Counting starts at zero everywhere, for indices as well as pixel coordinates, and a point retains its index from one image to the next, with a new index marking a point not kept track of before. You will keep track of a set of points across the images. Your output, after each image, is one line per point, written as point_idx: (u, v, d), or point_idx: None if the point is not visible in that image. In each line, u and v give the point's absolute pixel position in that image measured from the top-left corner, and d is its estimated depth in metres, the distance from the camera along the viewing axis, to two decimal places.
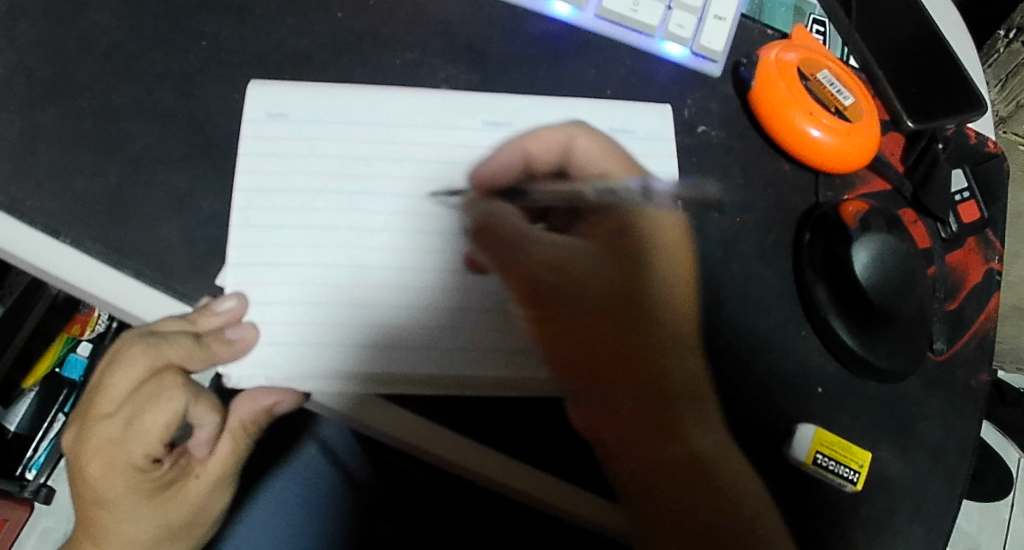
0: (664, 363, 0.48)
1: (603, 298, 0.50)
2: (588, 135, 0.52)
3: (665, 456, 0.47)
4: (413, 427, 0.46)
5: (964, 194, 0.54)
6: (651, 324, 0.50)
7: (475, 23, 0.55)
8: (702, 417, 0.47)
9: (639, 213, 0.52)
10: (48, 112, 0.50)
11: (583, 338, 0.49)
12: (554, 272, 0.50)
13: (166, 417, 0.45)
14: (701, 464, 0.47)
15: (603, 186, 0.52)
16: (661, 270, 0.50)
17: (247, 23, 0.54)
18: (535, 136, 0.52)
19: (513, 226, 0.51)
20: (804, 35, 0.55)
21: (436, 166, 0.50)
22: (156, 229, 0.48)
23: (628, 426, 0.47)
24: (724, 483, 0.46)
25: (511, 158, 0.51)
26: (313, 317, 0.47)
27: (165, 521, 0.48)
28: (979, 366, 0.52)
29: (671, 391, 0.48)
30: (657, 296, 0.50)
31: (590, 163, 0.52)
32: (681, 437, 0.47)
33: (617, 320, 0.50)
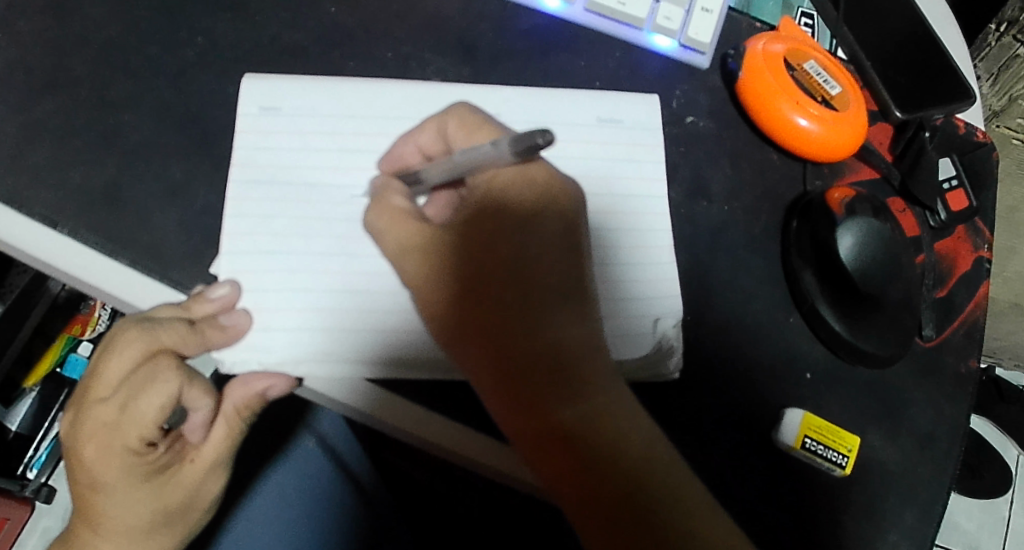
0: (525, 348, 0.41)
1: (470, 272, 0.42)
2: (457, 114, 0.47)
3: (542, 439, 0.40)
4: (405, 413, 0.47)
5: (952, 182, 0.54)
6: (501, 307, 0.41)
7: (465, 18, 0.56)
8: (605, 381, 0.41)
9: (494, 177, 0.43)
10: (47, 107, 0.51)
11: (462, 317, 0.42)
12: (426, 250, 0.43)
13: (162, 399, 0.45)
14: (586, 443, 0.40)
15: (466, 156, 0.44)
16: (524, 238, 0.42)
17: (242, 18, 0.55)
18: (419, 129, 0.48)
19: (390, 206, 0.45)
20: (792, 26, 0.56)
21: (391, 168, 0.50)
22: (151, 218, 0.49)
23: (513, 411, 0.41)
24: (620, 454, 0.40)
25: (413, 154, 0.49)
26: (305, 304, 0.47)
27: (161, 504, 0.49)
28: (968, 352, 0.52)
29: (531, 369, 0.40)
30: (528, 270, 0.41)
31: (463, 139, 0.46)
32: (547, 416, 0.40)
33: (475, 300, 0.42)
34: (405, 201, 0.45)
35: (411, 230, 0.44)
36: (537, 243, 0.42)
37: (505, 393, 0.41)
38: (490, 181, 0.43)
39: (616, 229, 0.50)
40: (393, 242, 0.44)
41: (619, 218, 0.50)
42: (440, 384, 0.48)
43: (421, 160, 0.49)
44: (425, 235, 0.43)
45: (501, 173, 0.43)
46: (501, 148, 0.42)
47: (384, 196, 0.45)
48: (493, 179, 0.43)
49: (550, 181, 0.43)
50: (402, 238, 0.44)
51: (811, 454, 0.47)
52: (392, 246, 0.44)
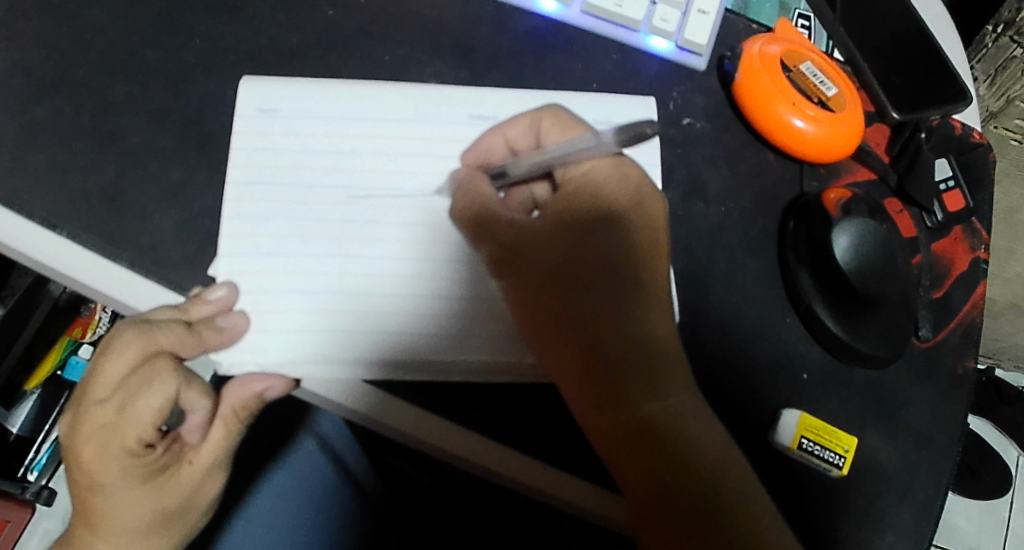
0: (609, 342, 0.43)
1: (561, 267, 0.45)
2: (553, 112, 0.49)
3: (621, 429, 0.42)
4: (402, 413, 0.47)
5: (949, 183, 0.54)
6: (586, 298, 0.44)
7: (463, 20, 0.56)
8: (682, 384, 0.43)
9: (590, 171, 0.47)
10: (46, 110, 0.51)
11: (552, 306, 0.44)
12: (516, 240, 0.46)
13: (159, 401, 0.46)
14: (659, 437, 0.42)
15: (568, 147, 0.47)
16: (617, 237, 0.45)
17: (240, 21, 0.55)
18: (511, 123, 0.50)
19: (478, 196, 0.47)
20: (788, 28, 0.56)
21: (474, 159, 0.51)
22: (150, 220, 0.49)
23: (592, 402, 0.43)
24: (693, 453, 0.42)
25: (500, 147, 0.50)
26: (304, 305, 0.47)
27: (160, 505, 0.49)
28: (965, 352, 0.52)
29: (619, 363, 0.43)
30: (617, 264, 0.45)
31: (559, 136, 0.49)
32: (627, 406, 0.42)
33: (563, 295, 0.44)
34: (490, 191, 0.47)
35: (508, 222, 0.46)
36: (631, 239, 0.45)
37: (585, 385, 0.43)
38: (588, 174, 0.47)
39: None
40: (485, 239, 0.47)
41: None
42: (439, 385, 0.47)
43: (507, 152, 0.50)
44: (516, 228, 0.46)
45: (599, 167, 0.47)
46: (608, 141, 0.46)
47: (473, 181, 0.48)
48: (587, 175, 0.47)
49: (621, 169, 0.47)
50: (488, 227, 0.46)
51: (809, 454, 0.47)
52: (484, 246, 0.47)
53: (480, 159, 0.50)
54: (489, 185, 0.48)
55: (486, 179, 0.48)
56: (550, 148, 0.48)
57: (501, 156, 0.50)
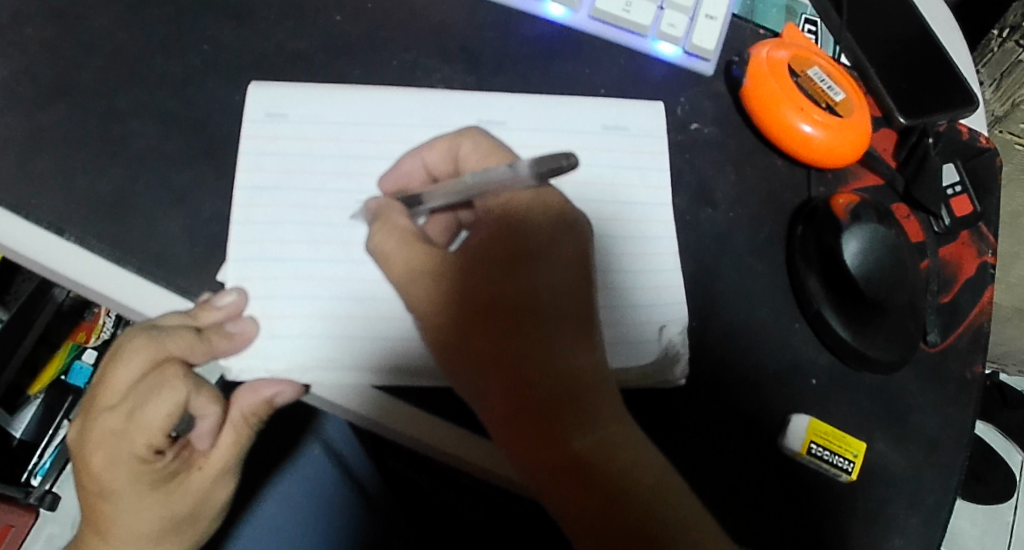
0: (534, 382, 0.41)
1: (485, 306, 0.42)
2: (472, 137, 0.47)
3: (552, 464, 0.40)
4: (411, 419, 0.47)
5: (956, 188, 0.54)
6: (513, 339, 0.41)
7: (469, 26, 0.56)
8: (612, 412, 0.41)
9: (509, 202, 0.44)
10: (52, 115, 0.51)
11: (482, 343, 0.42)
12: (435, 279, 0.43)
13: (169, 407, 0.45)
14: (596, 473, 0.40)
15: (482, 177, 0.45)
16: (534, 275, 0.42)
17: (247, 26, 0.55)
18: (428, 146, 0.48)
19: (396, 230, 0.45)
20: (795, 33, 0.56)
21: (393, 189, 0.50)
22: (158, 226, 0.49)
23: (528, 442, 0.41)
24: (628, 484, 0.40)
25: (417, 172, 0.49)
26: (313, 311, 0.47)
27: (169, 512, 0.48)
28: (973, 357, 0.52)
29: (546, 402, 0.40)
30: (536, 305, 0.41)
31: (476, 163, 0.47)
32: (559, 444, 0.40)
33: (488, 334, 0.42)
34: (409, 223, 0.45)
35: (417, 256, 0.43)
36: (551, 274, 0.42)
37: (519, 425, 0.41)
38: (507, 203, 0.44)
39: (618, 237, 0.50)
40: (416, 278, 0.43)
41: (625, 225, 0.50)
42: (447, 390, 0.48)
43: (425, 177, 0.49)
44: (430, 259, 0.43)
45: (519, 198, 0.44)
46: (522, 173, 0.43)
47: (385, 215, 0.45)
48: (507, 206, 0.44)
49: (544, 199, 0.44)
50: (405, 261, 0.44)
51: (818, 459, 0.47)
52: (418, 284, 0.43)
53: (399, 188, 0.49)
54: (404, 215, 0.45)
55: (400, 208, 0.46)
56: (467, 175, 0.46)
57: (420, 183, 0.49)
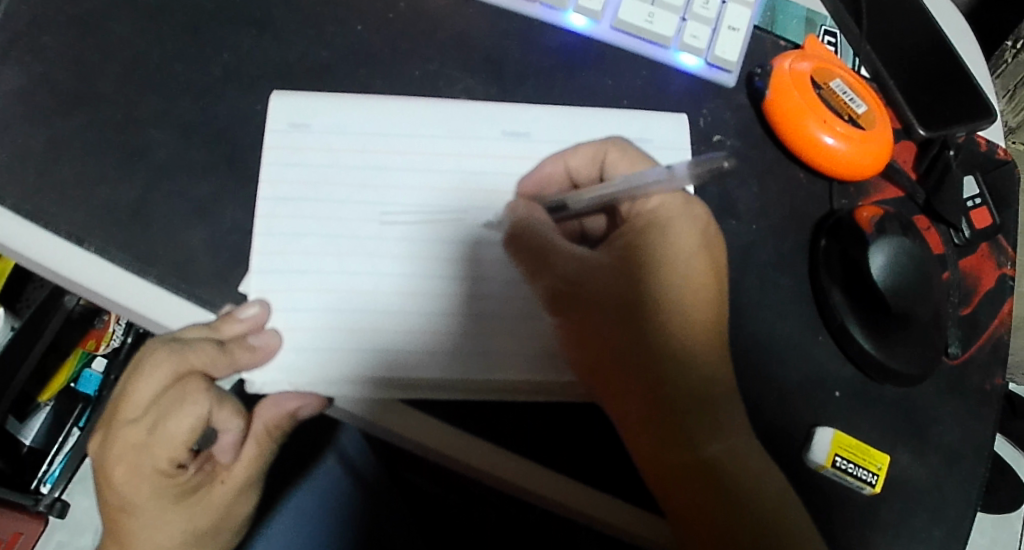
0: (670, 383, 0.44)
1: (628, 312, 0.46)
2: (620, 146, 0.49)
3: (676, 463, 0.44)
4: (436, 434, 0.46)
5: (976, 200, 0.54)
6: (652, 341, 0.45)
7: (492, 36, 0.56)
8: (739, 423, 0.45)
9: (658, 207, 0.48)
10: (71, 125, 0.51)
11: (618, 345, 0.45)
12: (579, 280, 0.47)
13: (192, 421, 0.45)
14: (724, 476, 0.44)
15: (632, 182, 0.48)
16: (678, 284, 0.46)
17: (268, 35, 0.55)
18: (575, 150, 0.50)
19: (541, 226, 0.48)
20: (816, 44, 0.56)
21: (530, 189, 0.51)
22: (180, 237, 0.49)
23: (659, 440, 0.44)
24: (744, 490, 0.43)
25: (559, 174, 0.51)
26: (337, 323, 0.47)
27: (192, 525, 0.48)
28: (994, 369, 0.52)
29: (683, 405, 0.44)
30: (678, 314, 0.45)
31: (624, 168, 0.49)
32: (688, 448, 0.44)
33: (626, 335, 0.45)
34: (552, 225, 0.48)
35: (565, 259, 0.47)
36: (691, 283, 0.46)
37: (646, 423, 0.44)
38: (656, 208, 0.48)
39: None
40: (544, 273, 0.47)
41: None
42: (469, 403, 0.47)
43: (566, 181, 0.51)
44: (580, 263, 0.47)
45: (668, 203, 0.48)
46: (681, 176, 0.46)
47: (529, 218, 0.48)
48: (655, 212, 0.48)
49: (692, 212, 0.47)
50: (548, 263, 0.47)
51: (842, 471, 0.47)
52: (542, 279, 0.47)
53: (537, 190, 0.51)
54: (549, 218, 0.49)
55: (543, 210, 0.49)
56: (614, 179, 0.49)
57: (559, 187, 0.51)
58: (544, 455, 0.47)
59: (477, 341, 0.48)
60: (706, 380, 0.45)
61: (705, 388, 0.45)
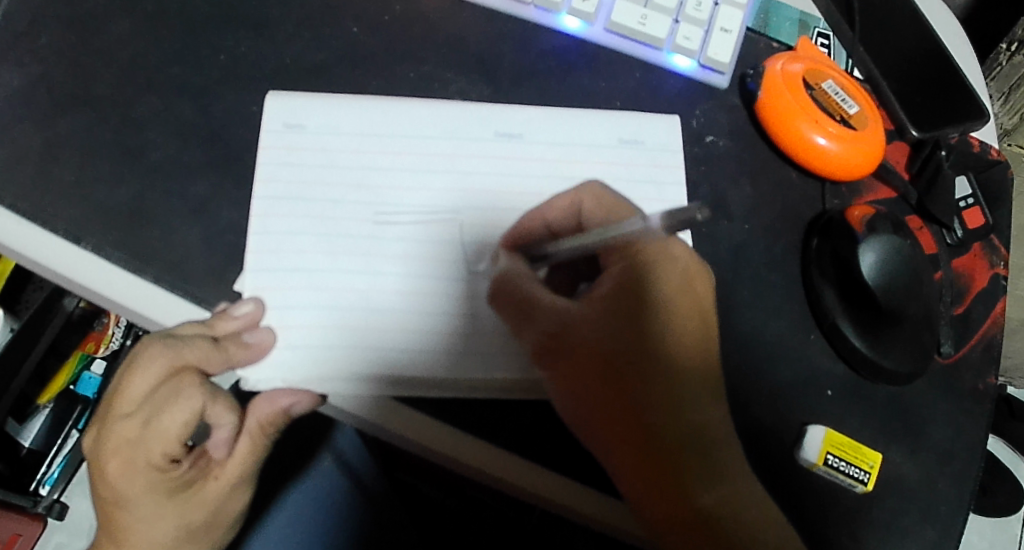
0: (660, 431, 0.44)
1: (611, 361, 0.45)
2: (595, 192, 0.48)
3: (668, 507, 0.43)
4: (429, 430, 0.47)
5: (969, 200, 0.55)
6: (637, 389, 0.44)
7: (486, 38, 0.57)
8: (740, 469, 0.44)
9: (641, 252, 0.46)
10: (67, 126, 0.51)
11: (608, 396, 0.45)
12: (562, 334, 0.46)
13: (186, 415, 0.45)
14: (724, 526, 0.43)
15: (610, 233, 0.46)
16: (664, 328, 0.45)
17: (265, 37, 0.55)
18: (550, 205, 0.48)
19: (522, 276, 0.47)
20: (808, 46, 0.57)
21: (510, 240, 0.49)
22: (176, 235, 0.49)
23: (651, 490, 0.43)
24: (748, 539, 0.43)
25: (540, 231, 0.49)
26: (332, 322, 0.47)
27: (185, 521, 0.48)
28: (987, 369, 0.52)
29: (678, 455, 0.43)
30: (665, 362, 0.45)
31: (602, 218, 0.48)
32: (681, 493, 0.43)
33: (610, 384, 0.45)
34: (533, 283, 0.47)
35: (549, 312, 0.46)
36: (677, 324, 0.45)
37: (643, 476, 0.44)
38: (639, 253, 0.46)
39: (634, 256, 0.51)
40: (531, 326, 0.46)
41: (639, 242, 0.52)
42: (463, 401, 0.47)
43: (545, 232, 0.49)
44: (567, 318, 0.46)
45: (650, 249, 0.46)
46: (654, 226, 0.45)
47: (514, 276, 0.47)
48: (637, 258, 0.46)
49: (674, 255, 0.46)
50: (534, 314, 0.46)
51: (832, 469, 0.47)
52: (529, 332, 0.47)
53: (516, 240, 0.49)
54: (533, 281, 0.47)
55: (527, 269, 0.47)
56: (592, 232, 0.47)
57: (539, 238, 0.49)
58: (537, 452, 0.47)
59: (472, 343, 0.48)
60: (699, 430, 0.44)
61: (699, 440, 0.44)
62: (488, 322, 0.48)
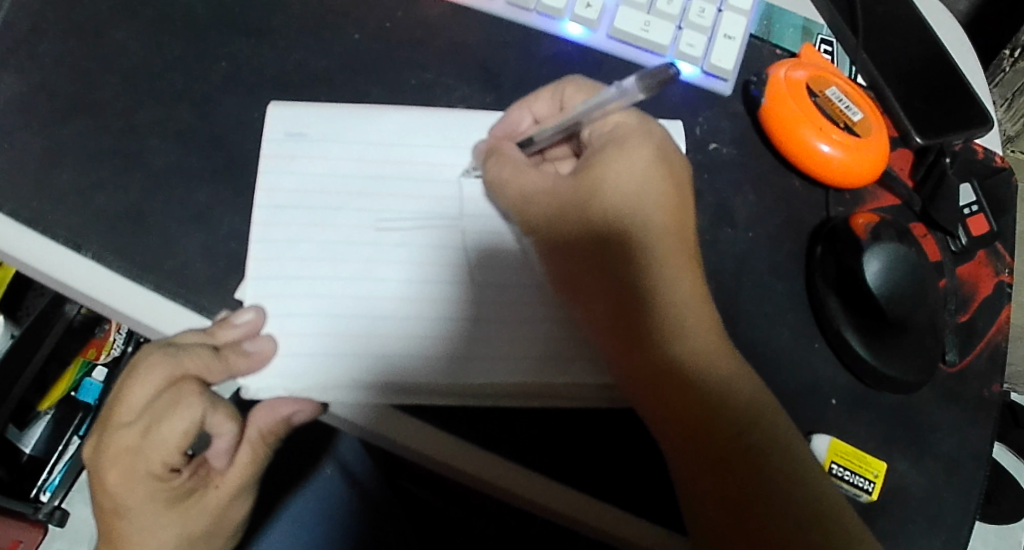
0: (636, 302, 0.44)
1: (586, 238, 0.46)
2: (576, 80, 0.51)
3: (653, 374, 0.43)
4: (433, 441, 0.46)
5: (973, 207, 0.54)
6: (609, 261, 0.45)
7: (488, 44, 0.57)
8: (716, 333, 0.44)
9: (616, 125, 0.48)
10: (67, 131, 0.51)
11: (580, 259, 0.46)
12: (549, 198, 0.47)
13: (185, 424, 0.45)
14: (701, 379, 0.43)
15: (589, 104, 0.49)
16: (629, 187, 0.46)
17: (267, 44, 0.55)
18: (534, 97, 0.52)
19: (511, 161, 0.49)
20: (812, 53, 0.57)
21: (500, 132, 0.52)
22: (176, 243, 0.49)
23: (626, 348, 0.44)
24: (721, 391, 0.43)
25: (526, 121, 0.52)
26: (333, 330, 0.47)
27: (186, 530, 0.48)
28: (992, 377, 0.52)
29: (643, 316, 0.44)
30: (639, 229, 0.45)
31: (582, 99, 0.51)
32: (660, 351, 0.43)
33: (584, 256, 0.46)
34: (518, 155, 0.49)
35: (536, 183, 0.47)
36: (636, 166, 0.46)
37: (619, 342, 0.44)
38: (616, 126, 0.48)
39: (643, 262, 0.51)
40: (521, 209, 0.48)
41: None
42: (466, 407, 0.47)
43: (532, 124, 0.52)
44: (545, 180, 0.47)
45: (626, 120, 0.48)
46: (631, 91, 0.48)
47: (500, 151, 0.49)
48: (613, 130, 0.48)
49: (649, 128, 0.48)
50: (524, 193, 0.48)
51: (838, 479, 0.47)
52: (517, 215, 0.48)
53: (507, 131, 0.52)
54: (514, 150, 0.50)
55: (512, 146, 0.50)
56: (572, 108, 0.50)
57: (526, 129, 0.52)
58: (540, 461, 0.47)
59: (476, 350, 0.48)
60: (671, 287, 0.44)
61: (666, 303, 0.44)
62: (490, 324, 0.48)
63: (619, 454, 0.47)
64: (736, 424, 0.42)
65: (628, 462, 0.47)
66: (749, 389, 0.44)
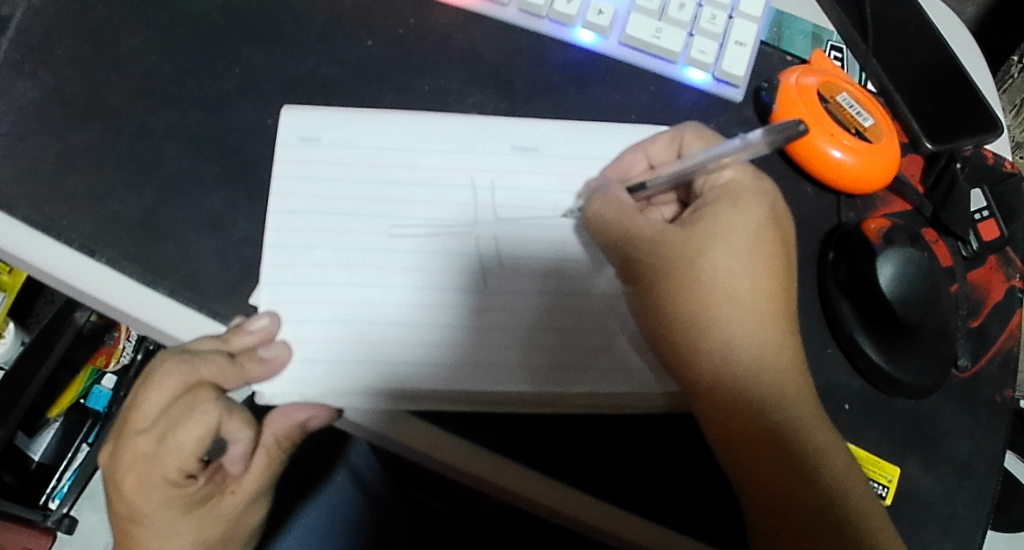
0: (739, 366, 0.44)
1: (686, 293, 0.45)
2: (696, 126, 0.51)
3: (755, 434, 0.43)
4: (444, 444, 0.47)
5: (983, 213, 0.55)
6: (710, 316, 0.44)
7: (501, 52, 0.57)
8: (809, 393, 0.45)
9: (730, 181, 0.48)
10: (82, 138, 0.52)
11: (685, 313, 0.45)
12: (655, 246, 0.46)
13: (201, 430, 0.45)
14: (793, 441, 0.43)
15: (709, 151, 0.48)
16: (732, 248, 0.45)
17: (280, 51, 0.55)
18: (653, 140, 0.52)
19: (616, 205, 0.48)
20: (823, 59, 0.57)
21: (614, 175, 0.52)
22: (191, 248, 0.49)
23: (725, 404, 0.44)
24: (811, 453, 0.43)
25: (640, 163, 0.52)
26: (347, 337, 0.47)
27: (202, 536, 0.48)
28: (1004, 382, 0.52)
29: (745, 377, 0.44)
30: (745, 290, 0.45)
31: (701, 147, 0.50)
32: (766, 413, 0.43)
33: (689, 314, 0.45)
34: (627, 199, 0.48)
35: (641, 229, 0.47)
36: (745, 229, 0.46)
37: (720, 392, 0.44)
38: (729, 181, 0.48)
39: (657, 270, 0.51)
40: (619, 253, 0.47)
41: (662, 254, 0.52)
42: (479, 415, 0.47)
43: (646, 167, 0.52)
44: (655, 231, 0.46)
45: (739, 176, 0.48)
46: (755, 143, 0.46)
47: (608, 191, 0.49)
48: (727, 184, 0.48)
49: (763, 186, 0.48)
50: (629, 239, 0.47)
51: None
52: (617, 258, 0.48)
53: (620, 175, 0.52)
54: (625, 193, 0.49)
55: (625, 190, 0.49)
56: (690, 156, 0.49)
57: (640, 173, 0.52)
58: (553, 467, 0.47)
59: (511, 363, 0.48)
60: (772, 348, 0.44)
61: (759, 364, 0.44)
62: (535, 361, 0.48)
63: (636, 455, 0.47)
64: (819, 488, 0.43)
65: (643, 466, 0.47)
66: (834, 451, 0.44)
